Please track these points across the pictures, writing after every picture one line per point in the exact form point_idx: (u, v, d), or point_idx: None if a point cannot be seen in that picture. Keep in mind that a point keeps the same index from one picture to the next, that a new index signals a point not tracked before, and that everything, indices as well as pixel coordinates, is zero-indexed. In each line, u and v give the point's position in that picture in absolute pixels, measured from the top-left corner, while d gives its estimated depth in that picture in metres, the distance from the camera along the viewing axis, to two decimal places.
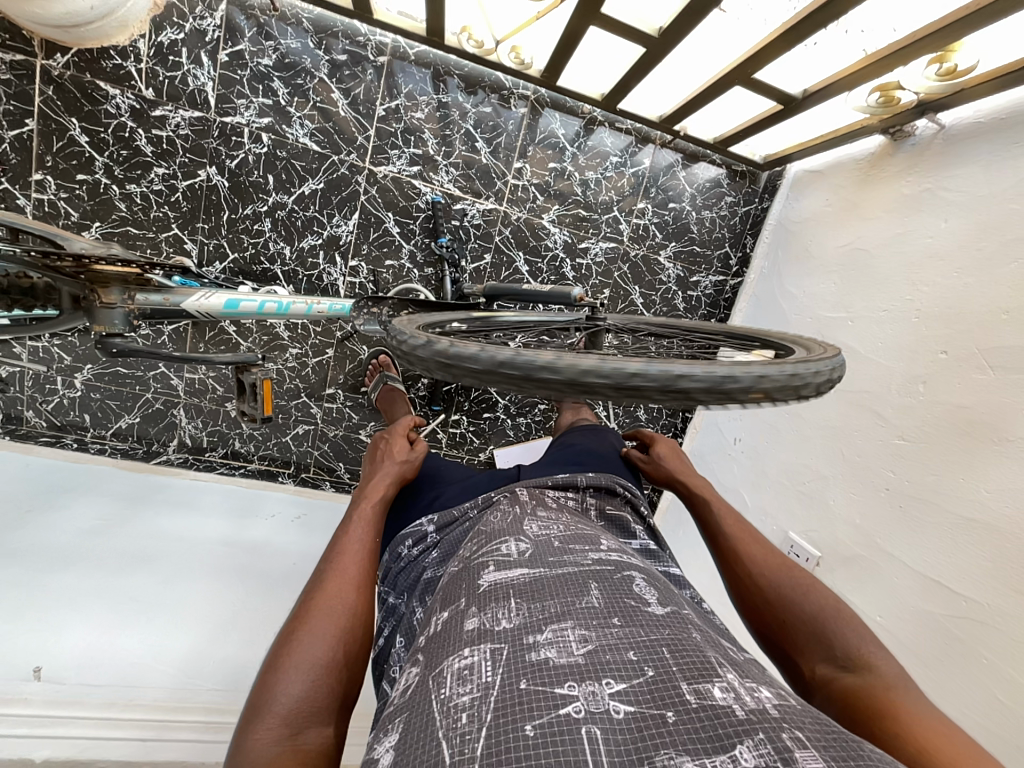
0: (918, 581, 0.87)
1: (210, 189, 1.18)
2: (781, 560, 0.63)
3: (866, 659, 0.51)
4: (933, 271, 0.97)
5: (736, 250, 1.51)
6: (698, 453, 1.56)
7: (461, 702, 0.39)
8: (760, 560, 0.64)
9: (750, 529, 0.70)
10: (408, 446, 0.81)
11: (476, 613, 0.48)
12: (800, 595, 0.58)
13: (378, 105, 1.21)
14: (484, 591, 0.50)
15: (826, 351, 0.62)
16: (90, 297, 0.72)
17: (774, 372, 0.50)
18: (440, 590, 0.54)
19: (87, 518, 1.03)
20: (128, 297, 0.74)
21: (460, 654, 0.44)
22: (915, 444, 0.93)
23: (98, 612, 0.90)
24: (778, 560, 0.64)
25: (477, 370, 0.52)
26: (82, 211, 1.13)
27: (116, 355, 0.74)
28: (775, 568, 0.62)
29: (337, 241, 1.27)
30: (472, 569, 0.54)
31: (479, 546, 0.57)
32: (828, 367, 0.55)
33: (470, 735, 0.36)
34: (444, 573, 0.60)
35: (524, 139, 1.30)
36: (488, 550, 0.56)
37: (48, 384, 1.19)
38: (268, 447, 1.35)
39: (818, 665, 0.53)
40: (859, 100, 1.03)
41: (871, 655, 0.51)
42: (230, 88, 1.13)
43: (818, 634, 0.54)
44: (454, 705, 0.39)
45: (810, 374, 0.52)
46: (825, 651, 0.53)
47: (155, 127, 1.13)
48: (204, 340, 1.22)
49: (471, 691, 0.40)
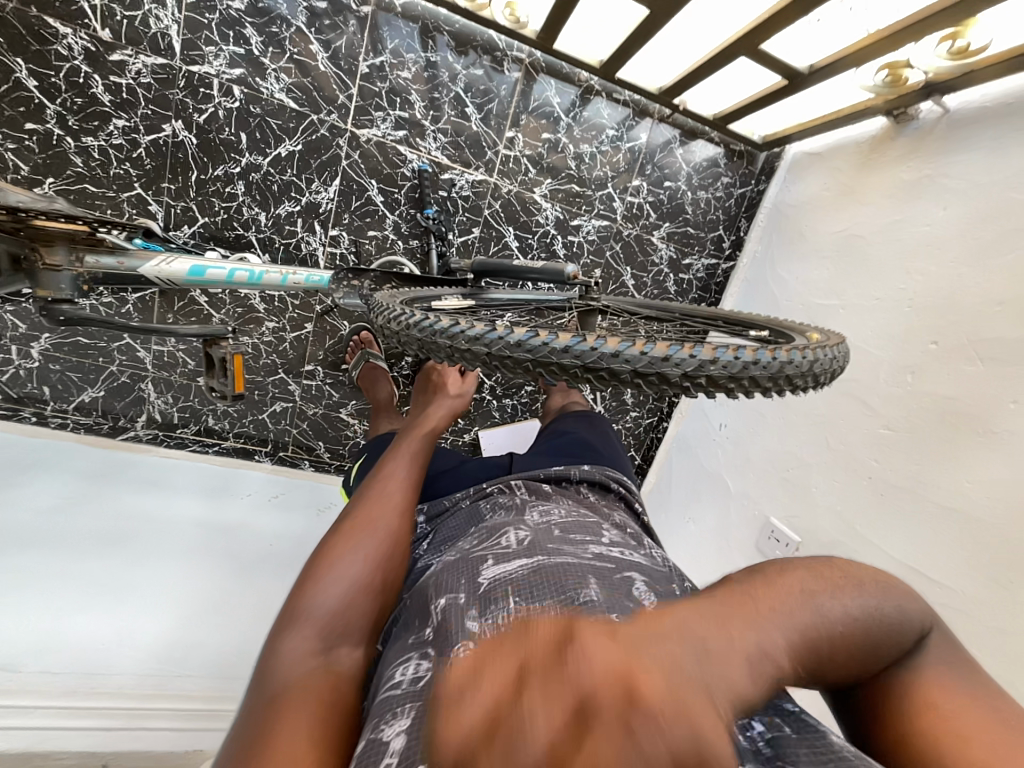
0: (897, 569, 0.89)
1: (176, 146, 1.09)
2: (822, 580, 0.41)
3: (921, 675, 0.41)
4: (928, 260, 0.96)
5: (729, 233, 1.48)
6: (682, 438, 1.56)
7: None
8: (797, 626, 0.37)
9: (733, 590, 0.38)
10: (459, 384, 0.92)
11: (480, 610, 0.46)
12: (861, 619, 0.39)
13: (362, 61, 1.12)
14: (486, 586, 0.49)
15: (835, 357, 0.53)
16: (31, 257, 0.64)
17: (685, 357, 0.44)
18: (434, 579, 0.53)
19: (46, 497, 0.97)
20: (76, 259, 0.67)
21: (471, 642, 0.40)
22: (901, 434, 0.93)
23: (59, 595, 0.85)
24: (794, 586, 0.40)
25: (432, 341, 0.49)
26: (32, 165, 1.03)
27: (64, 321, 0.69)
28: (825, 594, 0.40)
29: (315, 209, 1.19)
30: (471, 560, 0.53)
31: (482, 539, 0.57)
32: (777, 360, 0.46)
33: None
34: (437, 562, 0.58)
35: (517, 107, 1.23)
36: (489, 542, 0.56)
37: (0, 354, 1.10)
38: (243, 424, 1.30)
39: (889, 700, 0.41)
40: (867, 78, 0.99)
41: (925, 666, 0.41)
42: (196, 33, 1.03)
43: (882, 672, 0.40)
44: None
45: (739, 368, 0.45)
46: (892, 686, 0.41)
47: (113, 74, 1.02)
48: (173, 311, 1.15)
49: None
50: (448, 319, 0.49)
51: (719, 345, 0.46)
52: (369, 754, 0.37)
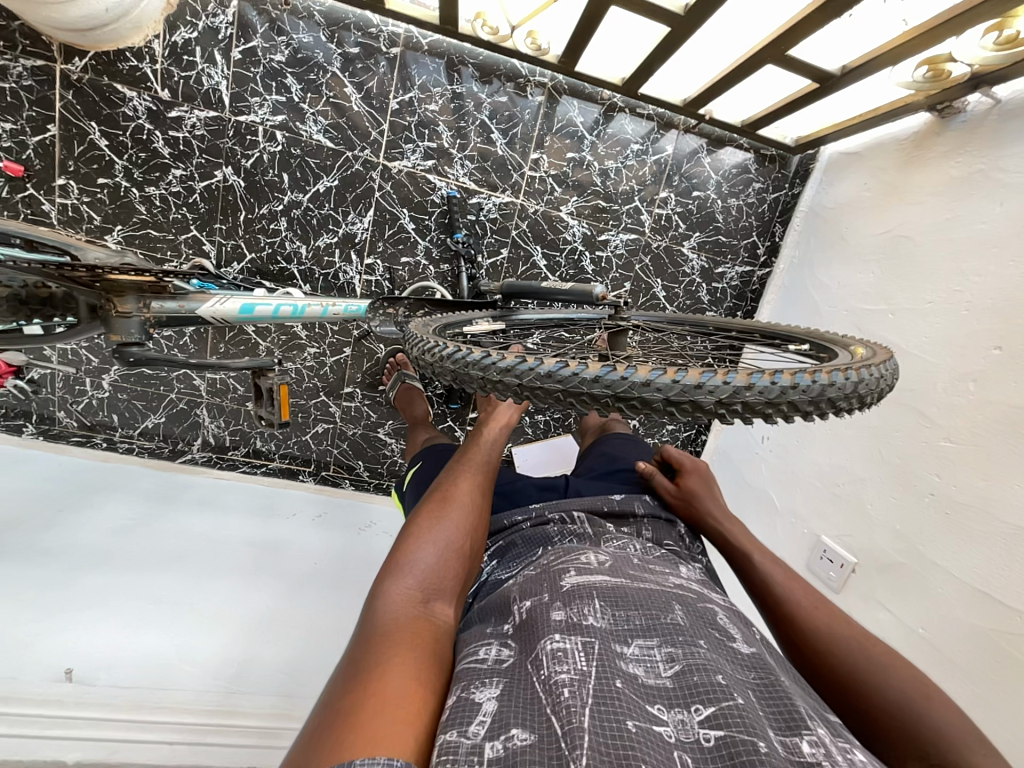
0: (963, 592, 0.82)
1: (226, 189, 1.18)
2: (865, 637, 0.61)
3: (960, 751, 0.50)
4: (985, 259, 0.90)
5: (764, 239, 1.44)
6: (723, 451, 1.52)
7: (560, 678, 0.43)
8: (823, 629, 0.62)
9: (804, 584, 0.68)
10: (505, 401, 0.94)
11: (562, 606, 0.52)
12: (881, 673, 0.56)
13: (392, 98, 1.18)
14: (568, 590, 0.55)
15: (880, 374, 0.50)
16: (105, 306, 0.72)
17: (718, 383, 0.44)
18: (516, 584, 0.59)
19: (116, 518, 1.06)
20: (143, 305, 0.73)
21: (552, 638, 0.48)
22: (964, 447, 0.87)
23: (126, 610, 0.90)
24: (851, 628, 0.62)
25: (464, 372, 0.50)
26: (104, 215, 1.15)
27: (134, 362, 0.75)
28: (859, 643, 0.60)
29: (352, 239, 1.26)
30: (553, 571, 0.59)
31: (559, 555, 0.62)
32: (818, 382, 0.45)
33: (574, 707, 0.40)
34: (512, 575, 0.64)
35: (541, 129, 1.26)
36: (569, 558, 0.61)
37: (77, 385, 1.23)
38: (289, 446, 1.38)
39: (909, 764, 0.51)
40: (904, 74, 0.96)
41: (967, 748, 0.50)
42: (243, 86, 1.12)
43: (901, 726, 0.52)
44: (555, 682, 0.43)
45: (777, 392, 0.44)
46: (913, 748, 0.51)
47: (171, 128, 1.12)
48: (224, 341, 1.23)
49: (569, 671, 0.44)
50: (481, 351, 0.51)
51: (754, 370, 0.45)
52: (461, 708, 0.42)
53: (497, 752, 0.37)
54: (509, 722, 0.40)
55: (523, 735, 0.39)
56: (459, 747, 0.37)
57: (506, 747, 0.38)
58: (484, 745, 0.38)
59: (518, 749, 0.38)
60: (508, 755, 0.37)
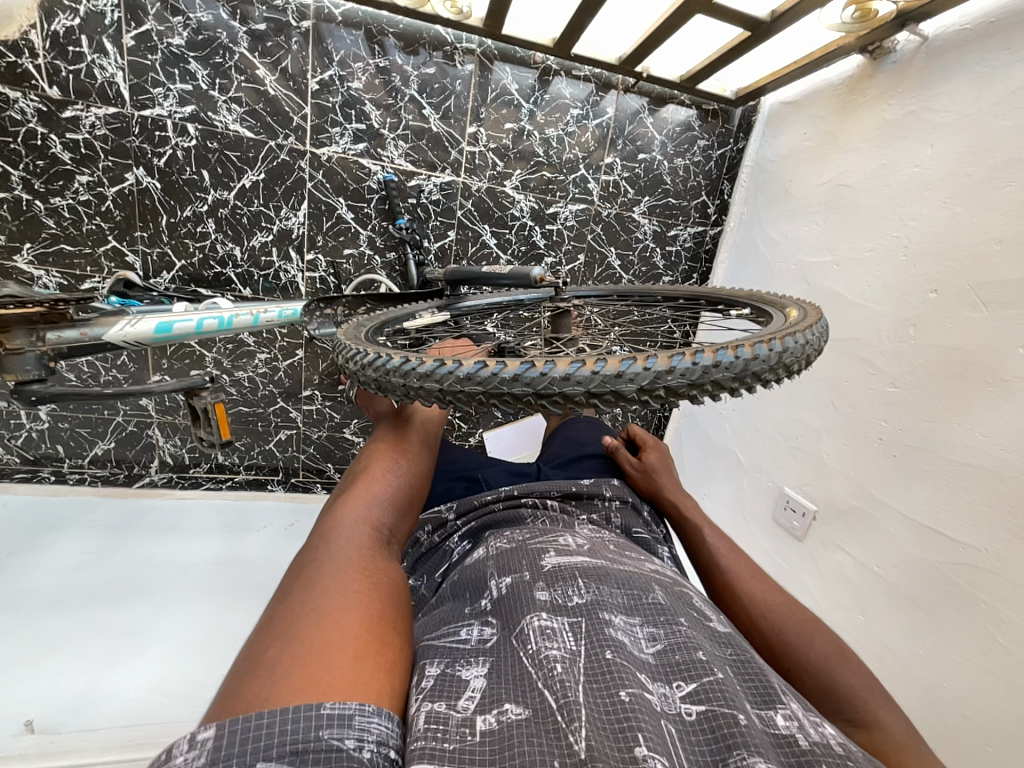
0: (915, 530, 0.86)
1: (142, 193, 1.09)
2: (793, 606, 0.63)
3: (875, 713, 0.53)
4: (920, 203, 0.91)
5: (713, 198, 1.43)
6: (690, 414, 1.54)
7: (551, 655, 0.43)
8: (758, 599, 0.64)
9: (743, 558, 0.71)
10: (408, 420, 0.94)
11: (546, 587, 0.51)
12: (807, 641, 0.59)
13: (311, 78, 1.09)
14: (550, 570, 0.54)
15: (807, 340, 0.49)
16: None
17: (638, 371, 0.42)
18: (491, 561, 0.57)
19: (73, 556, 1.01)
20: (37, 338, 0.69)
21: (539, 616, 0.47)
22: (907, 391, 0.90)
23: (94, 648, 0.88)
24: (780, 599, 0.64)
25: (387, 380, 0.47)
26: (9, 233, 1.05)
27: (37, 400, 0.72)
28: (785, 611, 0.62)
29: (288, 236, 1.19)
30: (532, 550, 0.58)
31: (535, 536, 0.61)
32: (740, 358, 0.44)
33: (568, 683, 0.40)
34: (482, 550, 0.62)
35: (475, 100, 1.19)
36: (547, 539, 0.60)
37: (12, 419, 1.15)
38: (253, 456, 1.33)
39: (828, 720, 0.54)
40: (834, 15, 0.93)
41: (880, 710, 0.53)
42: (142, 77, 1.02)
43: (824, 686, 0.55)
44: (545, 657, 0.42)
45: (699, 374, 0.43)
46: (832, 704, 0.54)
47: (68, 130, 1.02)
48: (166, 356, 1.17)
49: (560, 648, 0.43)
50: (403, 356, 0.48)
51: (676, 352, 0.44)
52: (448, 683, 0.41)
53: (489, 725, 0.37)
54: (500, 696, 0.40)
55: (517, 709, 0.38)
56: (449, 718, 0.37)
57: (498, 722, 0.37)
58: (475, 718, 0.37)
59: (512, 723, 0.37)
60: (500, 729, 0.36)
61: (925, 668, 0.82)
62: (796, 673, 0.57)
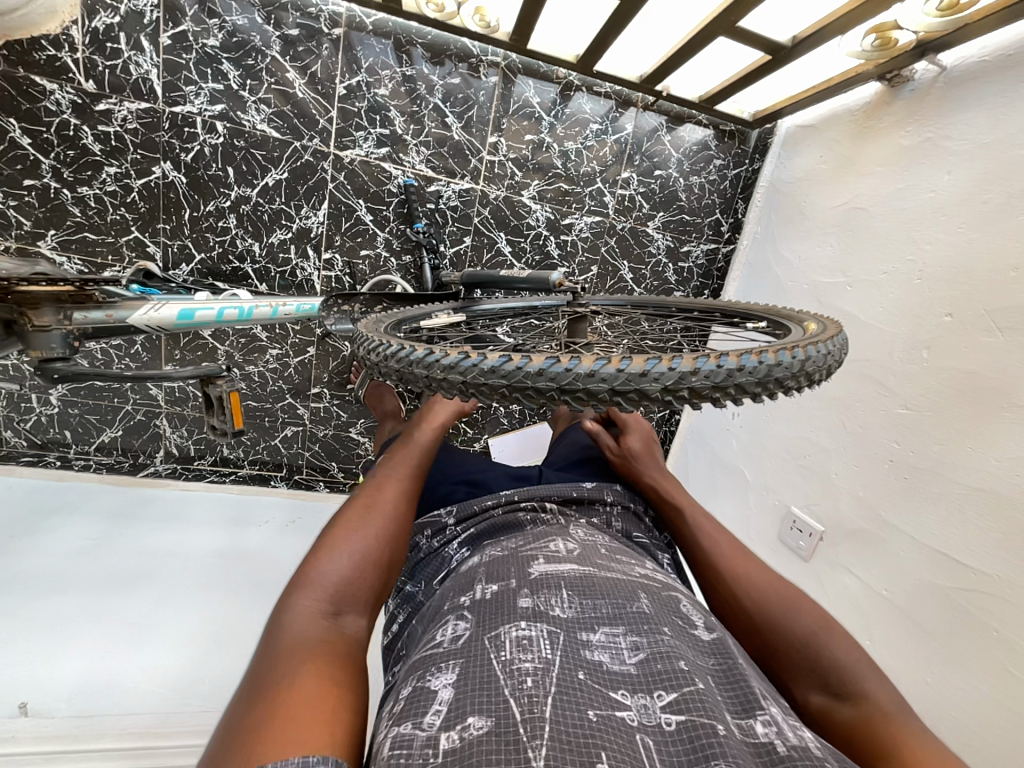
0: (924, 554, 0.85)
1: (167, 186, 1.11)
2: (774, 581, 0.63)
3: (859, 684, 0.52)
4: (936, 227, 0.92)
5: (727, 216, 1.44)
6: (696, 430, 1.54)
7: (524, 666, 0.42)
8: (741, 576, 0.64)
9: (728, 536, 0.71)
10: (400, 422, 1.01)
11: (529, 594, 0.51)
12: (789, 614, 0.58)
13: (339, 83, 1.12)
14: (536, 578, 0.53)
15: (829, 350, 0.50)
16: (19, 321, 0.67)
17: (663, 370, 0.43)
18: (482, 567, 0.57)
19: (73, 541, 1.01)
20: (63, 317, 0.69)
21: (517, 625, 0.46)
22: (919, 413, 0.89)
23: (90, 635, 0.87)
24: (762, 576, 0.64)
25: (409, 371, 0.48)
26: (34, 220, 1.07)
27: (58, 377, 0.74)
28: (767, 588, 0.62)
29: (307, 234, 1.21)
30: (521, 557, 0.57)
31: (526, 542, 0.61)
32: (764, 363, 0.44)
33: (537, 698, 0.38)
34: (478, 558, 0.61)
35: (497, 111, 1.22)
36: (539, 546, 0.59)
37: (23, 402, 1.15)
38: (258, 451, 1.33)
39: (813, 695, 0.53)
40: (854, 44, 0.96)
41: (863, 679, 0.52)
42: (176, 75, 1.05)
43: (808, 661, 0.54)
44: (517, 667, 0.42)
45: (723, 376, 0.43)
46: (815, 678, 0.53)
47: (100, 123, 1.05)
48: (180, 347, 1.18)
49: (533, 659, 0.42)
50: (426, 348, 0.49)
51: (701, 354, 0.45)
52: (416, 699, 0.40)
53: (452, 743, 0.35)
54: (464, 710, 0.38)
55: (480, 722, 0.37)
56: (413, 740, 0.36)
57: (460, 738, 0.35)
58: (439, 736, 0.36)
59: (475, 738, 0.35)
60: (462, 747, 0.35)
61: (932, 696, 0.80)
62: (781, 651, 0.57)
